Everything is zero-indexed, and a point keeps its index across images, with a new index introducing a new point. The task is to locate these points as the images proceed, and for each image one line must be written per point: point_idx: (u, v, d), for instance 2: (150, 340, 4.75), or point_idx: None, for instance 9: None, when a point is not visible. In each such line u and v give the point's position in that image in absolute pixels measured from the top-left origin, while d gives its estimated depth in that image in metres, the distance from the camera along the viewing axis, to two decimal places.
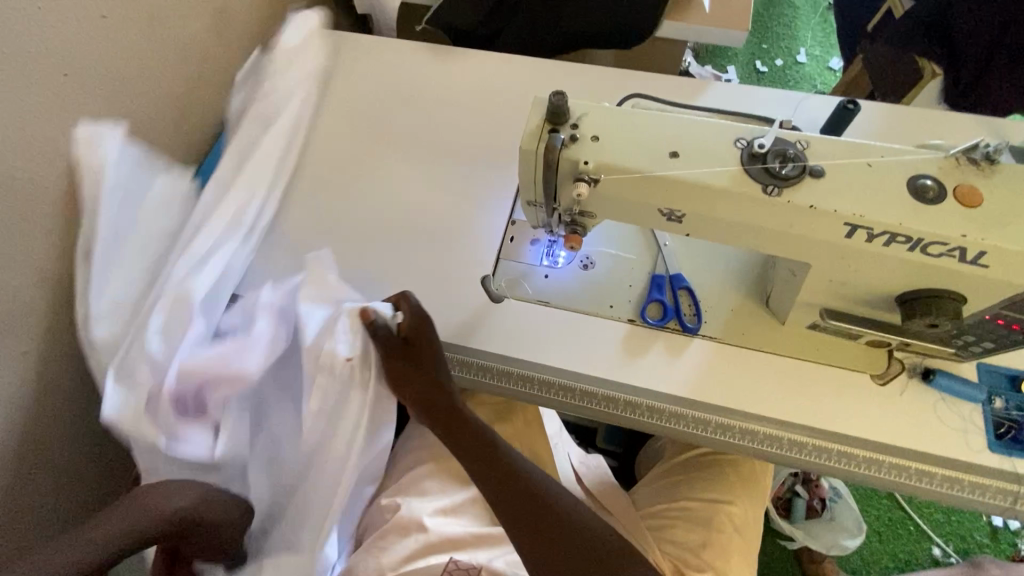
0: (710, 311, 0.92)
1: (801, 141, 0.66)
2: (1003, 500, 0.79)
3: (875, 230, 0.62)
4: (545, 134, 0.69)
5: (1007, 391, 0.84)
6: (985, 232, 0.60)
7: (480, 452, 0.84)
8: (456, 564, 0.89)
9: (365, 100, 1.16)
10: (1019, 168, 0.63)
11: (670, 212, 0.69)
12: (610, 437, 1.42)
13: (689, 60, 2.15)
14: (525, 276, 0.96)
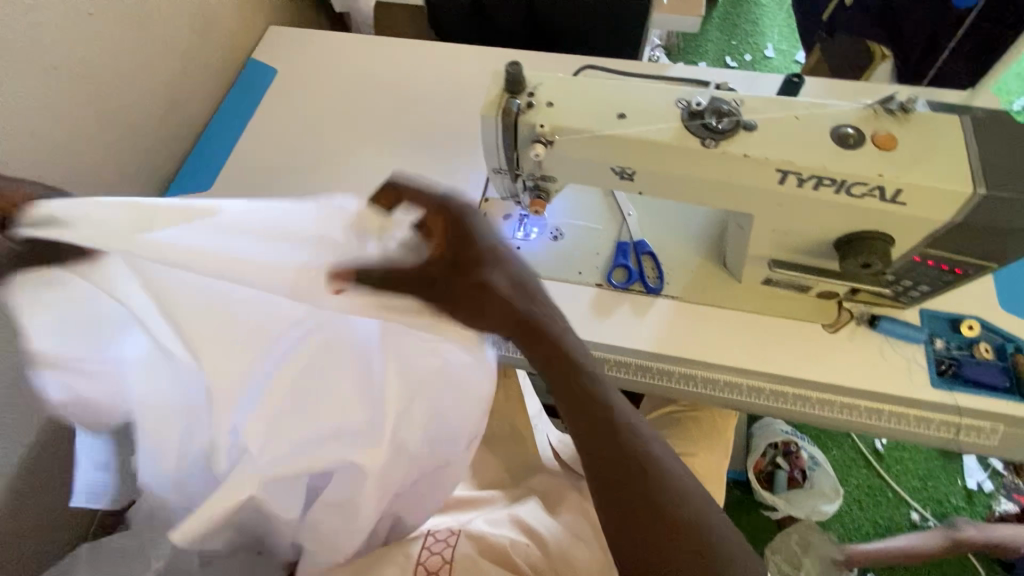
0: (672, 272, 0.97)
1: (735, 99, 0.72)
2: (947, 432, 0.85)
3: (804, 175, 0.69)
4: (503, 102, 0.75)
5: (947, 333, 0.90)
6: (900, 172, 0.67)
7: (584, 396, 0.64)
8: (432, 537, 0.77)
9: (343, 93, 1.22)
10: (931, 116, 0.70)
11: (621, 169, 0.75)
12: None
13: (661, 57, 2.24)
14: None
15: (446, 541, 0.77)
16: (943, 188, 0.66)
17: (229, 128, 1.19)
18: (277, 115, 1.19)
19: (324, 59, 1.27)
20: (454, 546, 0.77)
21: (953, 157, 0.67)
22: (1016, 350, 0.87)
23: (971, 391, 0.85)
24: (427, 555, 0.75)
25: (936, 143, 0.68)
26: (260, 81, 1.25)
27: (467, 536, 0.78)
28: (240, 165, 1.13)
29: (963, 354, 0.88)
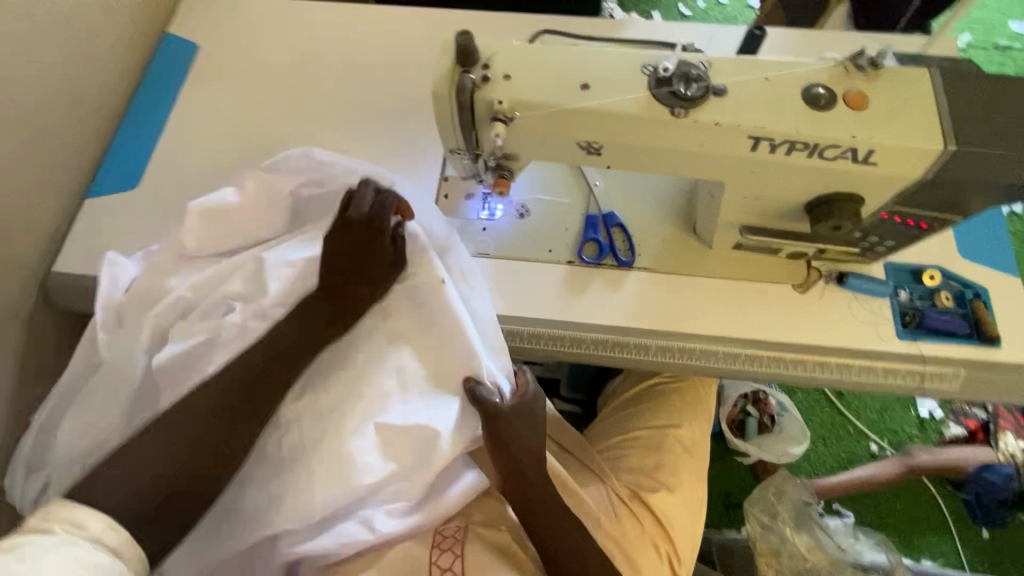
0: (643, 243, 0.95)
1: (703, 61, 0.68)
2: (913, 380, 0.88)
3: (776, 140, 0.66)
4: (456, 77, 0.69)
5: (910, 283, 0.92)
6: (872, 131, 0.65)
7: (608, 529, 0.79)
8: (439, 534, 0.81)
9: (278, 68, 1.11)
10: (900, 70, 0.68)
11: (588, 144, 0.71)
12: (573, 385, 1.44)
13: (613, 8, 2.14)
14: (462, 231, 0.96)
15: (455, 536, 0.81)
16: (914, 146, 0.65)
17: (152, 115, 1.07)
18: (207, 98, 1.08)
19: (253, 29, 1.15)
20: (463, 543, 0.80)
21: (923, 113, 0.66)
22: (974, 296, 0.90)
23: (936, 339, 0.87)
24: (439, 555, 0.79)
25: (906, 100, 0.66)
26: (181, 57, 1.12)
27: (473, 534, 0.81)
28: (170, 157, 1.02)
29: (925, 303, 0.90)
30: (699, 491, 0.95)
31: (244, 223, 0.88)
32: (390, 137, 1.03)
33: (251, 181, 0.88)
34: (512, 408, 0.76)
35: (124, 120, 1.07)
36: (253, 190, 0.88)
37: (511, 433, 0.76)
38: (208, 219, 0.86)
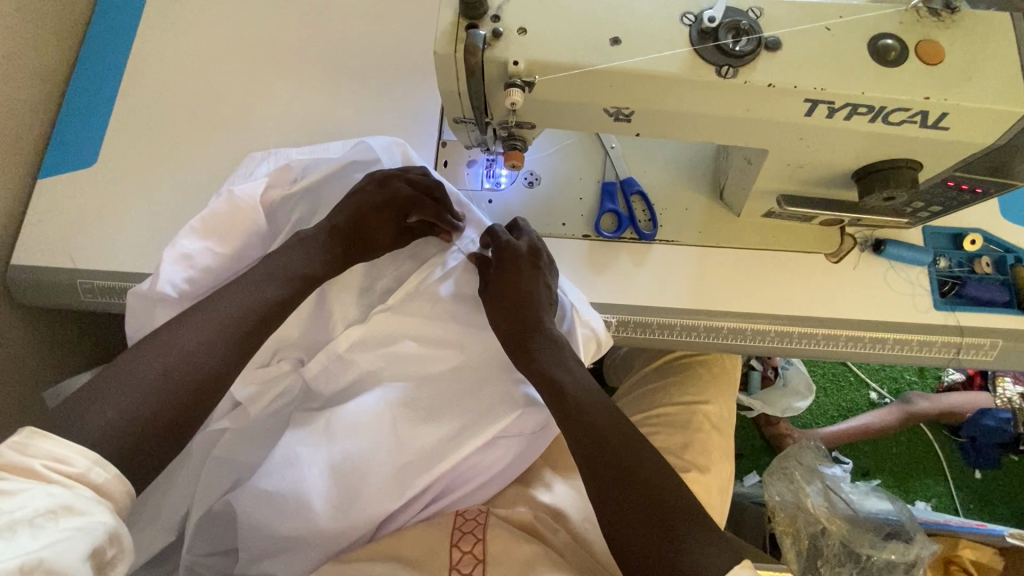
0: (664, 213, 0.87)
1: (753, 8, 0.58)
2: (948, 352, 0.83)
3: (836, 104, 0.57)
4: (462, 33, 0.58)
5: (949, 249, 0.86)
6: (947, 91, 0.56)
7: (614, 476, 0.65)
8: (464, 516, 0.77)
9: (246, 21, 0.97)
10: (980, 15, 0.58)
11: (617, 110, 0.61)
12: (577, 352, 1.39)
13: None
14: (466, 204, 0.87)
15: (476, 520, 0.77)
16: (996, 106, 0.56)
17: (106, 79, 0.93)
18: (168, 58, 0.95)
19: None
20: (485, 525, 0.76)
21: (1005, 67, 0.57)
22: (1016, 261, 0.84)
23: (975, 308, 0.83)
24: (461, 536, 0.75)
25: (988, 50, 0.57)
26: (134, 10, 0.98)
27: (497, 519, 0.77)
28: (133, 130, 0.91)
29: (964, 271, 0.85)
30: (728, 472, 0.92)
31: (222, 257, 0.80)
32: (382, 101, 0.92)
33: (212, 212, 0.79)
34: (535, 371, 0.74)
35: (73, 85, 0.93)
36: (220, 217, 0.80)
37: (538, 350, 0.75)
38: (184, 265, 0.78)
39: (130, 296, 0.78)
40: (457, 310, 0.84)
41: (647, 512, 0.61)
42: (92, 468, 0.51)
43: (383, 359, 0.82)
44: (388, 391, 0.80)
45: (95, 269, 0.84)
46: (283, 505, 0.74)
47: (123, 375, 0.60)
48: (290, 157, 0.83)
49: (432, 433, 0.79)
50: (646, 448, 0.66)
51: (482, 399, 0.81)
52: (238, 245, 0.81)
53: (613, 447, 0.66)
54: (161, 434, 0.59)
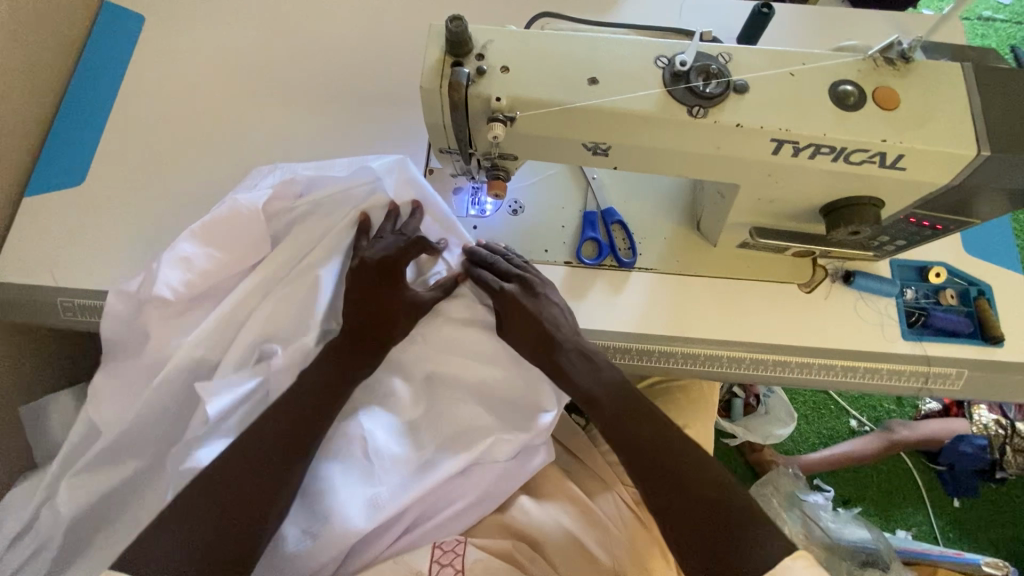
0: (643, 243, 0.90)
1: (722, 53, 0.62)
2: (917, 381, 0.85)
3: (800, 144, 0.61)
4: (448, 69, 0.61)
5: (915, 281, 0.89)
6: (903, 134, 0.60)
7: (676, 497, 0.70)
8: (442, 548, 0.77)
9: (241, 50, 1.00)
10: (933, 64, 0.62)
11: (594, 145, 0.64)
12: None
13: None
14: None
15: (455, 550, 0.77)
16: (947, 150, 0.59)
17: (100, 99, 0.95)
18: (163, 81, 0.97)
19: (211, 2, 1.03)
20: (463, 555, 0.76)
21: (958, 112, 0.60)
22: (979, 294, 0.88)
23: (941, 339, 0.86)
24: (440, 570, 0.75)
25: (941, 97, 0.61)
26: (128, 33, 1.00)
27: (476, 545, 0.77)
28: (124, 151, 0.92)
29: (930, 303, 0.88)
30: None
31: (218, 263, 0.81)
32: (372, 129, 0.95)
33: (213, 218, 0.80)
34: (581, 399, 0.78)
35: (65, 105, 0.94)
36: (220, 223, 0.80)
37: (568, 367, 0.78)
38: (182, 268, 0.79)
39: (114, 293, 0.80)
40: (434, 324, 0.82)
41: (703, 516, 0.69)
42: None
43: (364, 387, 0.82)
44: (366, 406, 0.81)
45: (77, 287, 0.84)
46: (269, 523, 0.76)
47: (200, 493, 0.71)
48: (296, 171, 0.83)
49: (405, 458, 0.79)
50: (684, 452, 0.73)
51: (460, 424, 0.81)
52: (234, 253, 0.81)
53: (662, 465, 0.72)
54: (235, 540, 0.69)
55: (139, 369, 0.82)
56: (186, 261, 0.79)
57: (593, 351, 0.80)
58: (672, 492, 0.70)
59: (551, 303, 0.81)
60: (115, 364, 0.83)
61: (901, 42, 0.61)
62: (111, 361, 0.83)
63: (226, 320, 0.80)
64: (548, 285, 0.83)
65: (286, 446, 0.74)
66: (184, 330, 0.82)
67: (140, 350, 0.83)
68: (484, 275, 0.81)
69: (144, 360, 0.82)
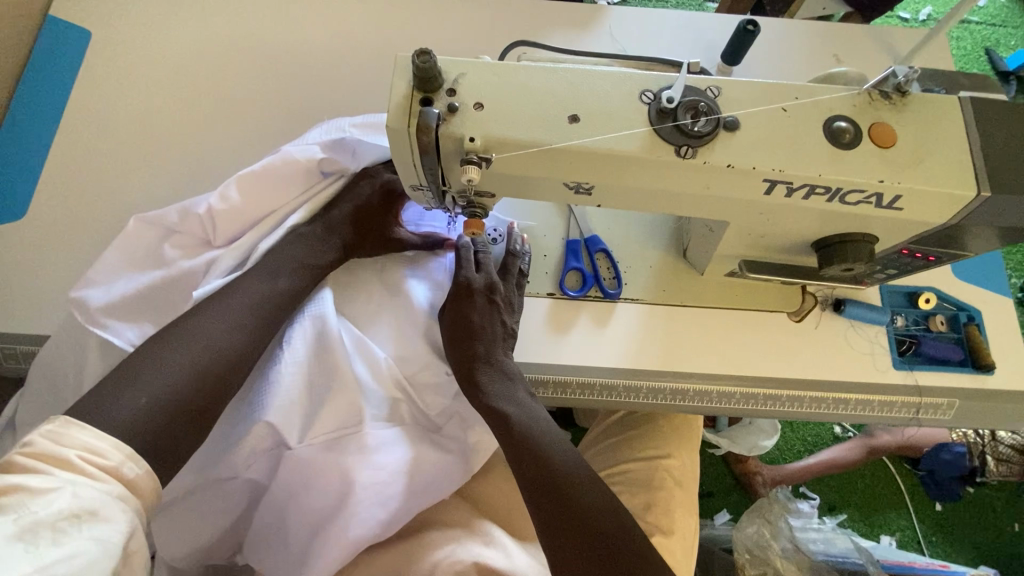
0: (629, 271, 0.86)
1: (711, 87, 0.58)
2: (908, 412, 0.84)
3: (794, 184, 0.57)
4: (415, 107, 0.56)
5: (905, 308, 0.87)
6: (900, 174, 0.56)
7: (566, 527, 0.68)
8: None
9: (202, 76, 0.95)
10: (930, 98, 0.59)
11: (576, 184, 0.60)
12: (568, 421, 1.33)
13: None
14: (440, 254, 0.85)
15: None
16: (946, 189, 0.56)
17: (42, 126, 0.91)
18: (128, 114, 0.93)
19: (168, 26, 0.98)
20: None
21: (956, 149, 0.57)
22: (969, 319, 0.86)
23: (933, 368, 0.84)
24: None
25: (939, 133, 0.57)
26: (72, 56, 0.95)
27: None
28: (76, 188, 0.88)
29: (920, 330, 0.86)
30: (693, 533, 0.88)
31: (252, 207, 0.81)
32: None
33: (264, 166, 0.80)
34: (486, 412, 0.76)
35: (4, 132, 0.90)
36: (269, 170, 0.80)
37: (487, 378, 0.77)
38: (222, 203, 0.79)
39: (136, 220, 0.81)
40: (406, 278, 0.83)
41: (585, 539, 0.67)
42: (124, 463, 0.58)
43: (302, 327, 0.76)
44: (296, 346, 0.75)
45: (11, 334, 0.80)
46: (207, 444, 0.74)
47: (162, 366, 0.68)
48: (344, 127, 0.82)
49: (329, 413, 0.73)
50: (600, 495, 0.70)
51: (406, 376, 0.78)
52: (269, 199, 0.81)
53: (566, 497, 0.69)
54: (189, 411, 0.67)
55: (132, 284, 0.79)
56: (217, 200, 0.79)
57: (518, 375, 0.79)
58: (561, 520, 0.68)
59: (502, 323, 0.80)
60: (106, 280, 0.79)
61: (897, 74, 0.57)
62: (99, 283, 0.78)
63: (244, 249, 0.80)
64: (511, 307, 0.81)
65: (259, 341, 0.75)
66: (197, 256, 0.81)
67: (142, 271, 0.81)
68: (463, 265, 0.81)
69: (145, 276, 0.80)
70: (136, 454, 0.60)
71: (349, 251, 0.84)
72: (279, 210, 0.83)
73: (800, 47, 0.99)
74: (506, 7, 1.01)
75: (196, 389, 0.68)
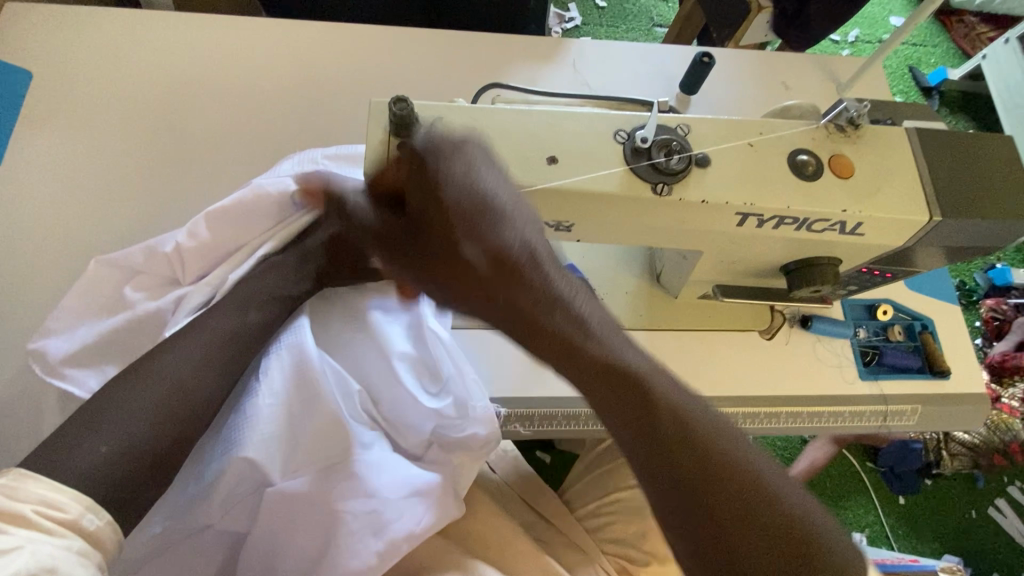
0: (606, 298, 0.87)
1: (680, 124, 0.60)
2: (876, 419, 0.87)
3: (764, 216, 0.60)
4: (393, 153, 0.55)
5: (865, 320, 0.92)
6: (861, 203, 0.60)
7: (671, 478, 0.52)
8: None
9: (156, 117, 0.92)
10: (880, 129, 0.63)
11: (557, 223, 0.61)
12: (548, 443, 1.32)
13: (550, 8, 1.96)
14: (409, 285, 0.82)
15: None
16: (902, 217, 0.60)
17: None
18: (76, 157, 0.88)
19: (117, 66, 0.94)
20: None
21: (908, 178, 0.61)
22: (923, 328, 0.91)
23: (895, 376, 0.88)
24: None
25: (890, 164, 0.61)
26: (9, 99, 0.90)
27: None
28: (20, 240, 0.83)
29: (881, 340, 0.91)
30: None
31: (223, 242, 0.77)
32: None
33: (235, 202, 0.76)
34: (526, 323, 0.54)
35: None
36: (240, 206, 0.77)
37: (498, 271, 0.52)
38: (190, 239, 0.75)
39: (95, 263, 0.76)
40: (380, 300, 0.80)
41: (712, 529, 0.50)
42: (84, 514, 0.54)
43: (279, 358, 0.71)
44: (274, 379, 0.70)
45: None
46: (182, 494, 0.70)
47: (121, 406, 0.63)
48: (317, 159, 0.80)
49: (314, 449, 0.70)
50: (710, 428, 0.53)
51: (389, 408, 0.76)
52: (240, 233, 0.78)
53: (669, 447, 0.52)
54: (155, 456, 0.62)
55: (96, 330, 0.75)
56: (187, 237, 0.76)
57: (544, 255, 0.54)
58: (664, 466, 0.52)
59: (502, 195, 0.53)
60: (66, 331, 0.75)
61: (850, 109, 0.61)
62: (51, 336, 0.74)
63: (213, 284, 0.76)
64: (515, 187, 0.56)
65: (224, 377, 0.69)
66: (164, 294, 0.77)
67: (105, 316, 0.76)
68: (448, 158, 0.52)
69: (108, 321, 0.75)
70: (96, 504, 0.56)
71: (324, 282, 0.80)
72: (249, 242, 0.78)
73: (752, 77, 1.04)
74: (470, 42, 1.02)
75: (163, 432, 0.63)
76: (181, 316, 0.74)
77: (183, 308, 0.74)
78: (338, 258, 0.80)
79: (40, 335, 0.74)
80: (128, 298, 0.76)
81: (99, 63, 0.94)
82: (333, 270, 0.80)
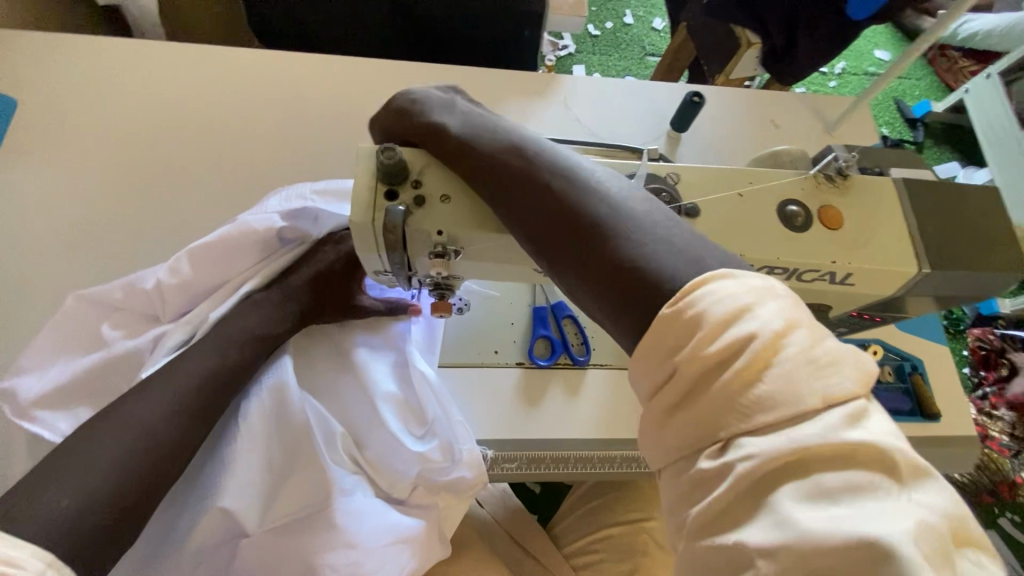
0: (595, 337, 0.86)
1: (670, 173, 0.60)
2: None
3: (755, 266, 0.59)
4: (381, 201, 0.55)
5: None
6: (850, 254, 0.60)
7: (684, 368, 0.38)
8: None
9: (142, 149, 0.91)
10: (868, 180, 0.63)
11: (546, 269, 0.60)
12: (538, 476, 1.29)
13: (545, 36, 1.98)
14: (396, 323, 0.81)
15: None
16: (892, 267, 0.60)
17: None
18: (59, 188, 0.87)
19: (106, 97, 0.94)
20: None
21: (896, 228, 0.61)
22: (912, 368, 0.91)
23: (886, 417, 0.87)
24: None
25: (879, 214, 0.61)
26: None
27: None
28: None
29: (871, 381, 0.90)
30: None
31: (205, 279, 0.76)
32: None
33: (218, 238, 0.74)
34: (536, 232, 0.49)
35: None
36: (223, 242, 0.75)
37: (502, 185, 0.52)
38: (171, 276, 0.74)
39: (71, 298, 0.74)
40: (366, 338, 0.79)
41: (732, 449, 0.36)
42: (45, 572, 0.51)
43: (260, 399, 0.69)
44: (253, 422, 0.68)
45: None
46: (154, 542, 0.67)
47: (91, 454, 0.60)
48: (305, 194, 0.79)
49: (292, 496, 0.68)
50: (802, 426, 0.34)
51: (372, 451, 0.74)
52: (223, 269, 0.76)
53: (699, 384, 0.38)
54: (125, 507, 0.59)
55: (70, 368, 0.72)
56: (168, 273, 0.74)
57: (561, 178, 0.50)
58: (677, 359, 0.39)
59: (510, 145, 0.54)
60: (40, 370, 0.72)
61: (839, 159, 0.61)
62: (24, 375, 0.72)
63: (194, 322, 0.74)
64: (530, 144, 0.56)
65: (203, 421, 0.67)
66: (143, 331, 0.75)
67: (81, 354, 0.74)
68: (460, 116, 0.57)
69: (83, 360, 0.73)
70: (59, 561, 0.53)
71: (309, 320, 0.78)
72: (232, 279, 0.77)
73: (742, 116, 1.06)
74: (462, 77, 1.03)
75: (134, 481, 0.60)
76: (159, 355, 0.72)
77: (161, 347, 0.72)
78: (323, 296, 0.79)
79: (12, 375, 0.72)
80: (106, 335, 0.74)
81: (87, 94, 0.93)
82: (318, 308, 0.78)
